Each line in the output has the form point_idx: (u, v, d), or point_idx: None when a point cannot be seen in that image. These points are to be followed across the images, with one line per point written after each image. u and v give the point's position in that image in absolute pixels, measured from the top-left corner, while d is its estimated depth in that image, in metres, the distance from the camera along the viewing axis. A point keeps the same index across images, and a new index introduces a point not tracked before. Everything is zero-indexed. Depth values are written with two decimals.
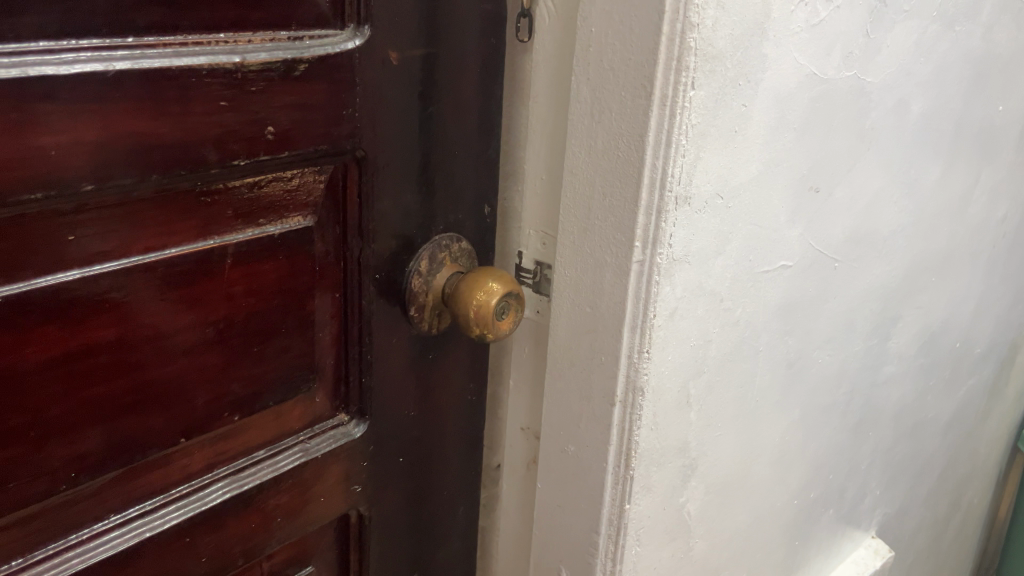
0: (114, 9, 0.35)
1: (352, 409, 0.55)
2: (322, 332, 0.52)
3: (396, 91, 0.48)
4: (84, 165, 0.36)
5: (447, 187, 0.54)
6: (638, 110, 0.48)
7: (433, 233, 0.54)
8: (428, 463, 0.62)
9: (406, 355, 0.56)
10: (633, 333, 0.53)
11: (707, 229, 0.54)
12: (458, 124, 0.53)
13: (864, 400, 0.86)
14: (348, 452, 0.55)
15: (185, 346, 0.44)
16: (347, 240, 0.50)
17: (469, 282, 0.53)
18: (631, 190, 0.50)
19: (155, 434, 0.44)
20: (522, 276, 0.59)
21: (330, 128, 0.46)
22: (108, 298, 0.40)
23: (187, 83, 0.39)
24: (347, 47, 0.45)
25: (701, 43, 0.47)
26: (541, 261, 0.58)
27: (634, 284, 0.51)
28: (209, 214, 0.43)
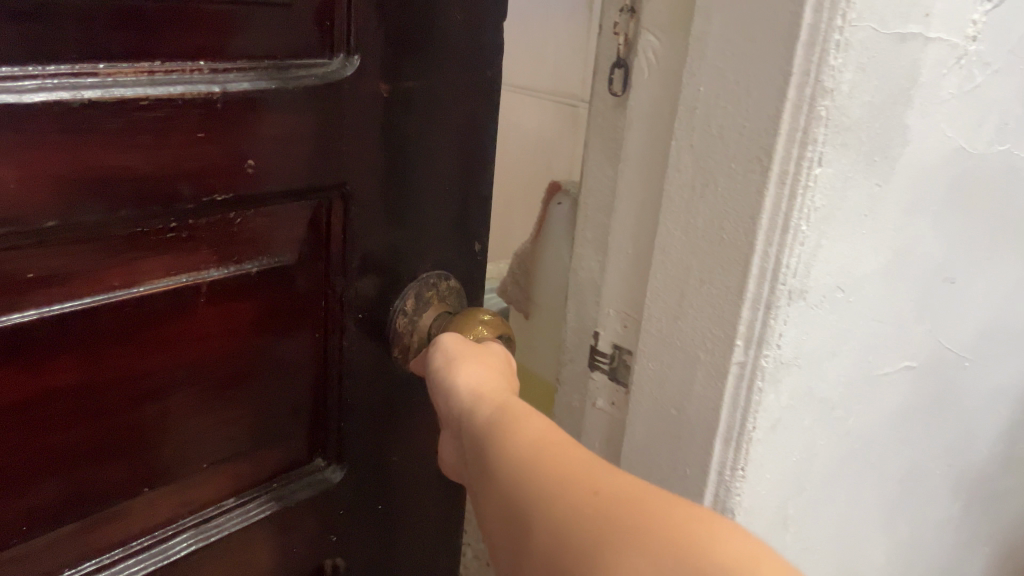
0: (84, 34, 0.30)
1: (329, 453, 0.49)
2: (302, 375, 0.46)
3: (383, 121, 0.43)
4: (44, 203, 0.31)
5: (436, 225, 0.48)
6: (751, 186, 0.40)
7: (419, 272, 0.49)
8: (410, 512, 0.56)
9: (384, 395, 0.50)
10: (725, 445, 0.45)
11: (823, 327, 0.45)
12: (449, 159, 0.47)
13: (982, 512, 0.75)
14: (324, 501, 0.49)
15: (153, 391, 0.38)
16: (329, 278, 0.44)
17: (457, 318, 0.48)
18: (735, 278, 0.42)
19: (117, 487, 0.38)
20: (596, 361, 0.51)
21: (316, 161, 0.40)
22: (68, 341, 0.34)
23: (161, 113, 0.33)
24: (336, 78, 0.39)
25: (834, 112, 0.39)
26: (620, 345, 0.50)
27: (732, 388, 0.43)
28: (187, 244, 0.37)
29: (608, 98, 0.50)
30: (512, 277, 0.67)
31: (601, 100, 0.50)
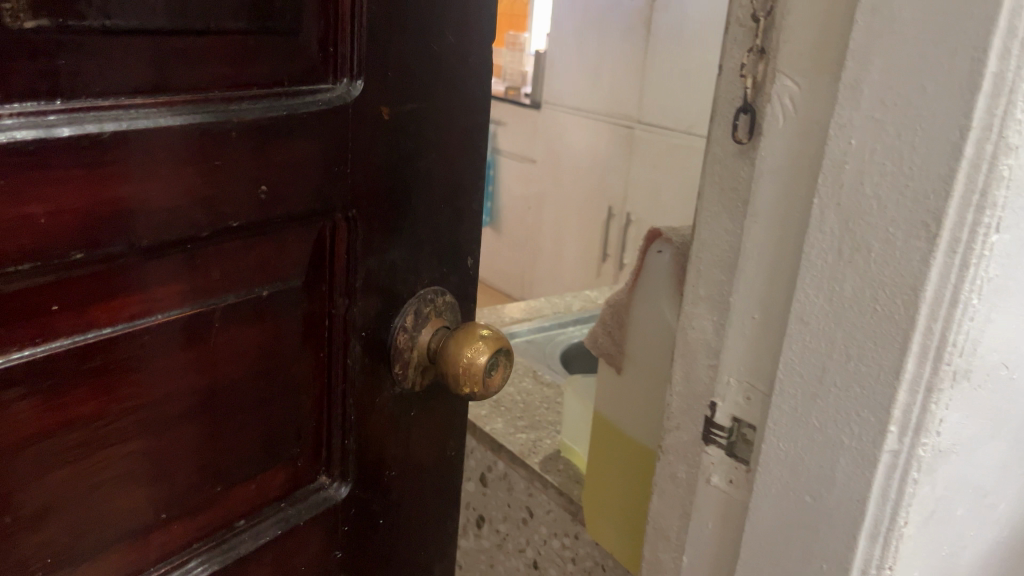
0: (78, 63, 0.26)
1: (345, 492, 0.43)
2: (311, 424, 0.40)
3: (385, 113, 0.37)
4: (34, 255, 0.26)
5: (438, 232, 0.42)
6: (913, 254, 0.35)
7: (419, 287, 0.42)
8: (426, 560, 0.50)
9: (398, 438, 0.44)
10: (871, 542, 0.40)
11: (985, 407, 0.40)
12: (449, 152, 0.41)
13: None
14: (337, 559, 0.43)
15: (158, 456, 0.33)
16: (332, 296, 0.38)
17: (460, 332, 0.42)
18: (891, 357, 0.37)
19: (119, 570, 0.33)
20: (712, 435, 0.47)
21: (328, 187, 0.35)
22: (65, 407, 0.29)
23: (168, 144, 0.29)
24: (345, 96, 0.34)
25: (1016, 172, 0.34)
26: (740, 419, 0.46)
27: (881, 479, 0.38)
28: (201, 258, 0.32)
29: (730, 146, 0.45)
30: (602, 326, 0.62)
31: (720, 147, 0.46)
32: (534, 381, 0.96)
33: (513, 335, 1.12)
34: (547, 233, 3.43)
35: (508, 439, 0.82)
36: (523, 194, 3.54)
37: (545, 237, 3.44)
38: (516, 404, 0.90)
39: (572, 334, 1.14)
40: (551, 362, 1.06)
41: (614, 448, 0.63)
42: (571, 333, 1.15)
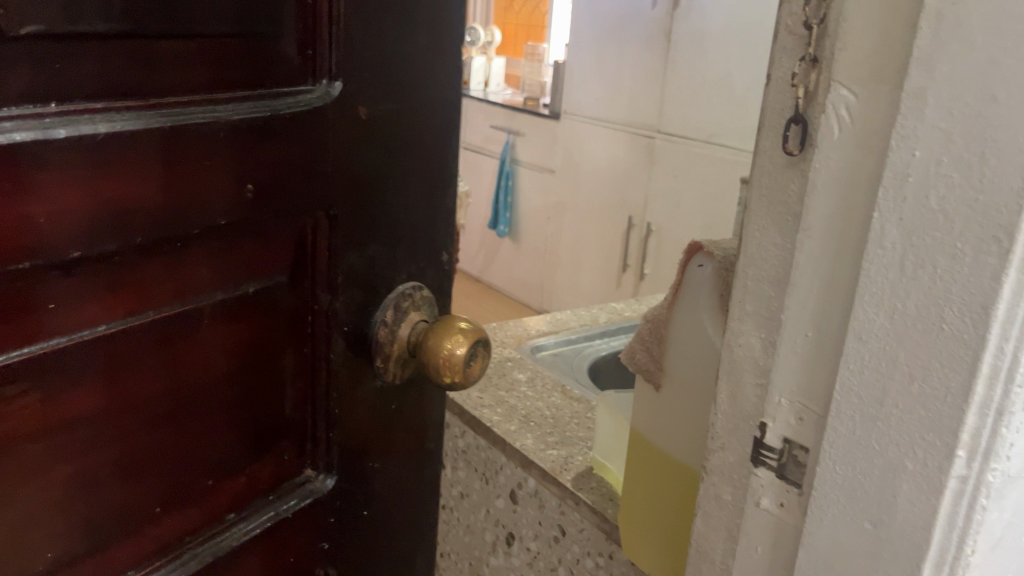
0: (115, 76, 0.33)
1: (320, 460, 0.52)
2: (292, 386, 0.48)
3: (358, 146, 0.46)
4: (78, 232, 0.33)
5: (408, 240, 0.53)
6: (984, 271, 0.34)
7: (396, 283, 0.53)
8: (389, 509, 0.59)
9: (368, 400, 0.54)
10: (937, 570, 0.38)
11: None
12: (417, 179, 0.52)
13: None
14: (318, 503, 0.52)
15: (167, 406, 0.40)
16: (314, 293, 0.48)
17: (438, 326, 0.52)
18: (960, 379, 0.35)
19: (137, 503, 0.40)
20: (762, 457, 0.46)
21: (304, 184, 0.43)
22: (102, 355, 0.36)
23: (178, 144, 0.36)
24: (319, 103, 0.43)
25: None
26: (792, 441, 0.44)
27: (948, 505, 0.37)
28: (195, 272, 0.39)
29: (779, 157, 0.44)
30: (641, 342, 0.61)
31: (769, 158, 0.45)
32: (563, 396, 0.94)
33: (540, 347, 1.09)
34: (565, 245, 3.41)
35: (540, 456, 0.81)
36: (541, 205, 3.53)
37: (564, 248, 3.42)
38: (545, 419, 0.88)
39: (597, 347, 1.13)
40: (579, 376, 1.04)
41: (652, 468, 0.62)
42: (597, 347, 1.13)
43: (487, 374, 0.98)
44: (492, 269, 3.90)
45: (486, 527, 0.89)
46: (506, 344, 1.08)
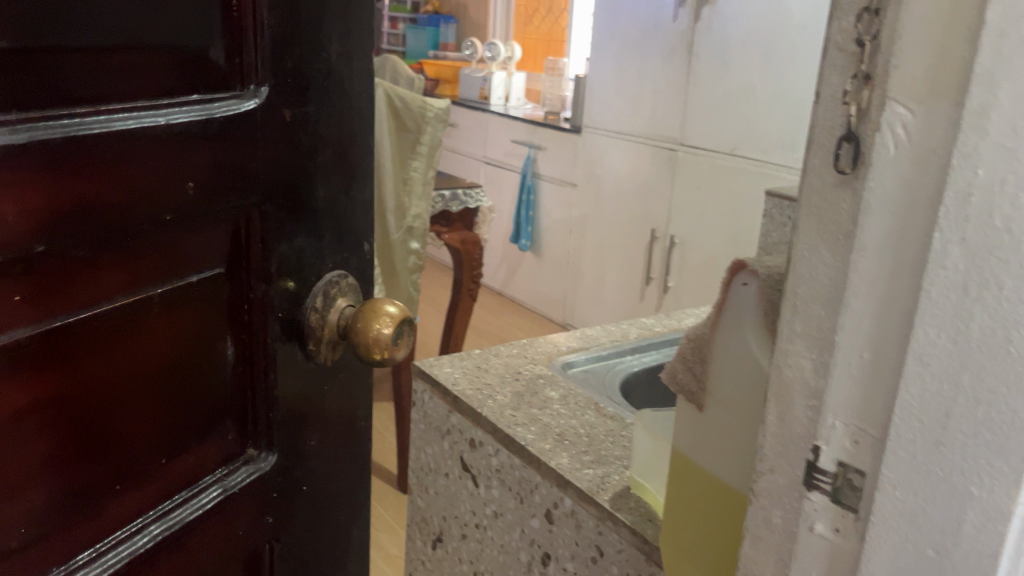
0: (76, 83, 0.38)
1: (261, 441, 0.58)
2: (229, 370, 0.54)
3: (282, 143, 0.53)
4: (55, 230, 0.38)
5: (327, 230, 0.59)
6: None
7: (321, 272, 0.59)
8: (319, 485, 0.66)
9: (300, 379, 0.60)
10: None
11: None
12: (331, 173, 0.58)
13: None
14: (260, 478, 0.58)
15: (122, 390, 0.45)
16: (248, 283, 0.54)
17: (365, 310, 0.58)
18: None
19: (100, 479, 0.45)
20: (815, 481, 0.45)
21: (239, 185, 0.50)
22: (72, 333, 0.41)
23: (131, 146, 0.41)
24: (247, 106, 0.49)
25: None
26: (847, 464, 0.43)
27: (1016, 532, 0.36)
28: (147, 266, 0.45)
29: (829, 176, 0.43)
30: (682, 361, 0.60)
31: (819, 177, 0.44)
32: (597, 414, 0.93)
33: (571, 364, 1.08)
34: (588, 257, 3.40)
35: (576, 476, 0.80)
36: (563, 219, 3.53)
37: (586, 261, 3.41)
38: (580, 438, 0.87)
39: (629, 363, 1.13)
40: (613, 394, 1.03)
41: (692, 488, 0.61)
42: (629, 362, 1.13)
43: (519, 392, 0.97)
44: (514, 282, 3.90)
45: (522, 547, 0.89)
46: (537, 361, 1.07)
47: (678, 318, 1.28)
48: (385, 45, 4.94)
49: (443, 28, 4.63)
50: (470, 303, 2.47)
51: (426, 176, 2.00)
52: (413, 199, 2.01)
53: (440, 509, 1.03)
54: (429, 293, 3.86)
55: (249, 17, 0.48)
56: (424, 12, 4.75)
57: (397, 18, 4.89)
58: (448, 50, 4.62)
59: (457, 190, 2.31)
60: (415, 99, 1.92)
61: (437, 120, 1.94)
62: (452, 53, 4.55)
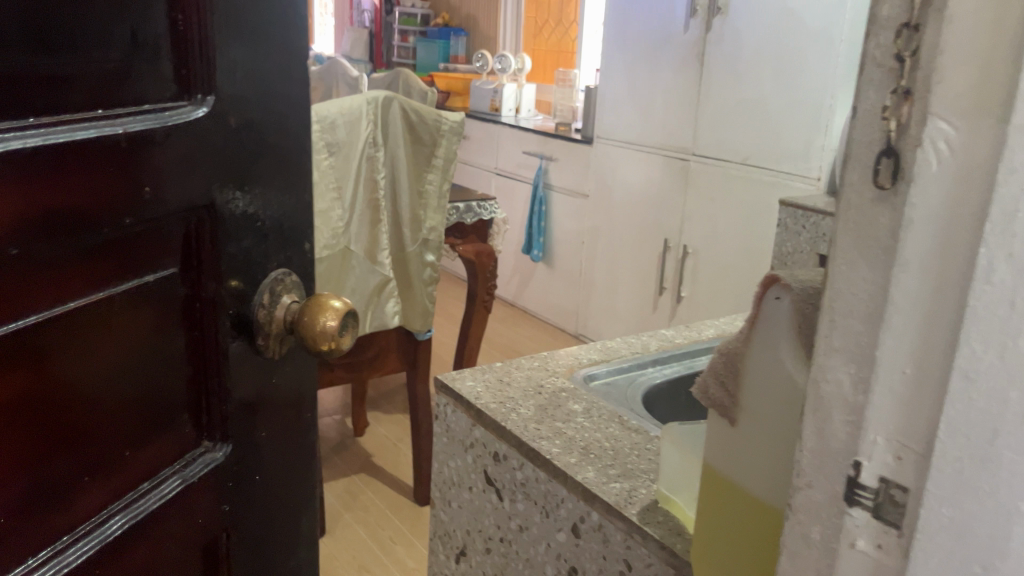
0: (35, 95, 0.41)
1: (215, 433, 0.60)
2: (185, 367, 0.57)
3: (231, 148, 0.56)
4: (21, 236, 0.41)
5: (276, 232, 0.63)
6: None
7: (268, 270, 0.62)
8: (276, 479, 0.68)
9: (253, 374, 0.63)
10: None
11: None
12: (277, 177, 0.62)
13: None
14: (216, 470, 0.61)
15: (86, 389, 0.48)
16: (201, 283, 0.57)
17: (311, 304, 0.60)
18: None
19: (68, 473, 0.48)
20: (857, 496, 0.45)
21: (190, 188, 0.53)
22: (40, 334, 0.44)
23: (88, 156, 0.44)
24: (195, 114, 0.52)
25: None
26: (888, 480, 0.43)
27: None
28: (105, 269, 0.48)
29: (867, 191, 0.43)
30: (716, 377, 0.60)
31: (857, 193, 0.44)
32: (621, 426, 0.93)
33: (593, 377, 1.08)
34: (600, 268, 3.40)
35: (604, 490, 0.80)
36: (575, 229, 3.53)
37: (598, 271, 3.41)
38: (605, 451, 0.87)
39: (650, 375, 1.12)
40: (635, 406, 1.03)
41: (726, 503, 0.61)
42: (650, 375, 1.12)
43: (542, 405, 0.97)
44: (526, 293, 3.90)
45: (547, 561, 0.88)
46: (559, 374, 1.07)
47: (698, 329, 1.28)
48: (396, 58, 4.97)
49: (454, 41, 4.66)
50: (484, 315, 2.47)
51: (442, 188, 2.01)
52: (428, 211, 2.02)
53: (463, 523, 1.02)
54: (442, 305, 3.87)
55: (195, 29, 0.52)
56: (434, 25, 4.77)
57: (407, 32, 4.92)
58: (458, 63, 4.64)
59: (471, 202, 2.32)
60: (430, 112, 1.94)
61: (452, 132, 1.96)
62: (463, 65, 4.57)
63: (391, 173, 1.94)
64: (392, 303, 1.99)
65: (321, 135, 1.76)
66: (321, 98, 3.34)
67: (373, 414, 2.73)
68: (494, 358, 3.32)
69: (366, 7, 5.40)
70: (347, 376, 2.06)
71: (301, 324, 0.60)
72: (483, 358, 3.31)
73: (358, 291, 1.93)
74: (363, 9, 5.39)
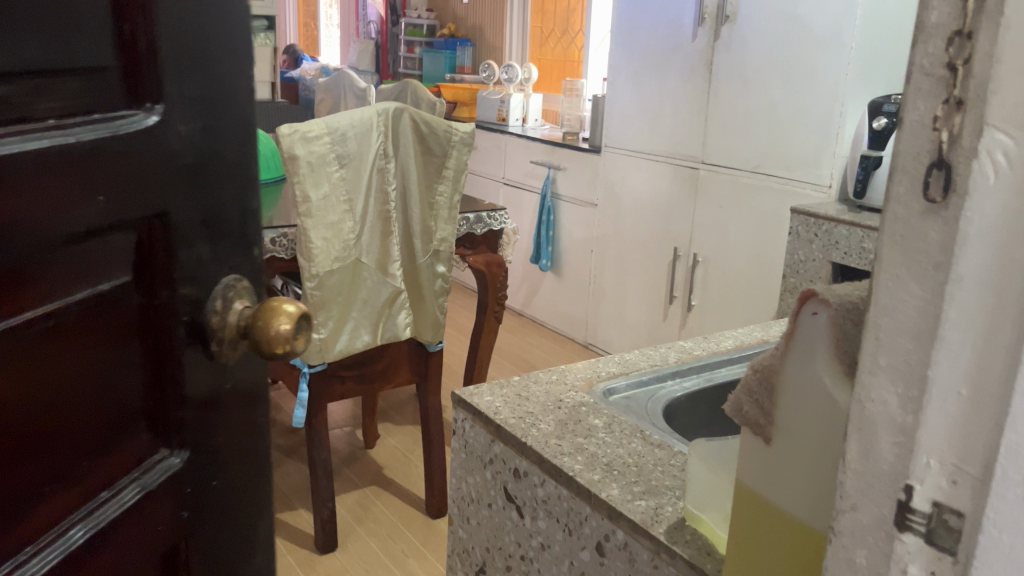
0: None
1: (173, 441, 0.57)
2: (141, 376, 0.54)
3: (181, 151, 0.53)
4: None
5: (228, 239, 0.60)
6: None
7: (221, 276, 0.59)
8: (238, 489, 0.65)
9: (209, 382, 0.59)
10: None
11: None
12: (228, 181, 0.59)
13: None
14: (175, 481, 0.57)
15: (43, 398, 0.45)
16: (154, 289, 0.54)
17: (263, 308, 0.58)
18: None
19: (26, 488, 0.44)
20: (908, 522, 0.43)
21: (141, 194, 0.50)
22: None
23: (35, 165, 0.42)
24: (144, 121, 0.50)
25: None
26: (943, 505, 0.41)
27: None
28: (58, 276, 0.45)
29: (916, 204, 0.41)
30: (749, 393, 0.58)
31: (904, 206, 0.42)
32: (644, 442, 0.91)
33: (612, 391, 1.06)
34: (609, 277, 3.38)
35: (629, 508, 0.78)
36: (583, 238, 3.51)
37: (607, 281, 3.39)
38: (628, 468, 0.86)
39: (670, 389, 1.10)
40: (656, 421, 1.01)
41: (764, 524, 0.59)
42: (670, 389, 1.10)
43: (562, 421, 0.96)
44: (535, 302, 3.88)
45: None
46: (577, 388, 1.05)
47: (716, 341, 1.26)
48: (402, 69, 4.98)
49: (460, 51, 4.66)
50: (495, 326, 2.46)
51: (453, 199, 2.00)
52: (439, 222, 2.01)
53: (483, 540, 1.01)
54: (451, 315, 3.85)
55: (142, 35, 0.49)
56: (441, 36, 4.78)
57: (413, 43, 4.93)
58: (464, 73, 4.64)
59: (481, 212, 2.30)
60: (441, 123, 1.93)
61: (463, 143, 1.96)
62: (469, 75, 4.57)
63: (402, 186, 1.93)
64: (403, 315, 1.98)
65: (332, 147, 1.77)
66: (329, 109, 3.35)
67: (384, 427, 2.71)
68: (503, 369, 3.30)
69: (372, 18, 5.42)
70: (358, 389, 2.05)
71: (253, 330, 0.57)
72: (493, 369, 3.28)
73: (369, 303, 1.92)
74: (368, 20, 5.40)
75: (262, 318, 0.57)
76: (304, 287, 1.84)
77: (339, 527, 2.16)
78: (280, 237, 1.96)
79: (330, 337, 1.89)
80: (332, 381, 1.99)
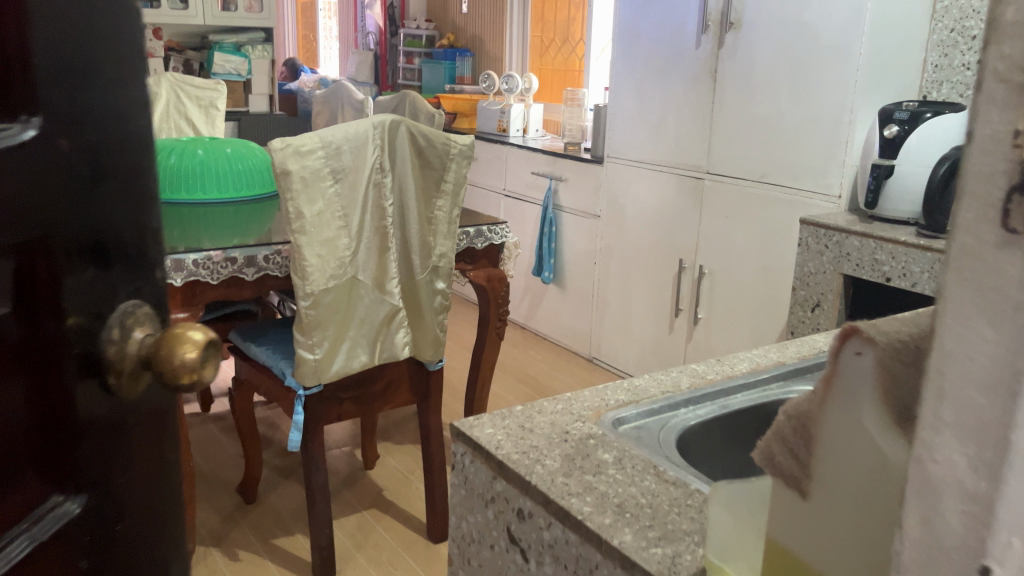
0: None
1: (70, 487, 0.44)
2: (26, 413, 0.40)
3: (64, 169, 0.41)
4: None
5: (123, 257, 0.47)
6: None
7: (118, 299, 0.46)
8: (143, 545, 0.51)
9: (106, 420, 0.46)
10: None
11: None
12: (121, 195, 0.46)
13: None
14: (70, 537, 0.44)
15: None
16: (39, 313, 0.40)
17: (168, 334, 0.45)
18: None
19: None
20: None
21: (17, 219, 0.38)
22: None
23: None
24: (19, 138, 0.38)
25: None
26: None
27: None
28: None
29: (989, 235, 0.35)
30: (783, 442, 0.52)
31: (974, 236, 0.35)
32: (657, 479, 0.85)
33: (622, 421, 1.00)
34: (613, 289, 3.31)
35: (644, 557, 0.71)
36: (586, 250, 3.44)
37: (612, 293, 3.32)
38: (642, 510, 0.79)
39: (684, 417, 1.04)
40: (670, 454, 0.94)
41: None
42: (683, 417, 1.04)
43: (569, 456, 0.89)
44: (538, 315, 3.81)
45: None
46: (585, 418, 0.98)
47: (730, 364, 1.19)
48: (402, 80, 4.93)
49: (459, 61, 4.61)
50: (497, 342, 2.39)
51: (452, 214, 1.95)
52: (437, 237, 1.95)
53: None
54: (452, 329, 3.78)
55: (12, 27, 0.37)
56: (440, 46, 4.74)
57: (412, 53, 4.88)
58: (464, 84, 4.59)
59: (481, 226, 2.23)
60: (439, 136, 1.87)
61: (461, 156, 1.91)
62: (468, 86, 4.52)
63: (399, 202, 1.86)
64: (402, 334, 1.91)
65: (326, 161, 1.71)
66: (326, 121, 3.29)
67: (384, 446, 2.64)
68: (506, 384, 3.23)
69: (371, 29, 5.37)
70: (356, 410, 1.98)
71: (156, 357, 0.44)
72: (495, 385, 3.21)
73: (367, 322, 1.86)
74: (366, 31, 5.36)
75: (168, 345, 0.44)
76: (299, 307, 1.78)
77: (338, 553, 2.09)
78: (274, 254, 1.90)
79: (326, 358, 1.83)
80: (329, 403, 1.92)
